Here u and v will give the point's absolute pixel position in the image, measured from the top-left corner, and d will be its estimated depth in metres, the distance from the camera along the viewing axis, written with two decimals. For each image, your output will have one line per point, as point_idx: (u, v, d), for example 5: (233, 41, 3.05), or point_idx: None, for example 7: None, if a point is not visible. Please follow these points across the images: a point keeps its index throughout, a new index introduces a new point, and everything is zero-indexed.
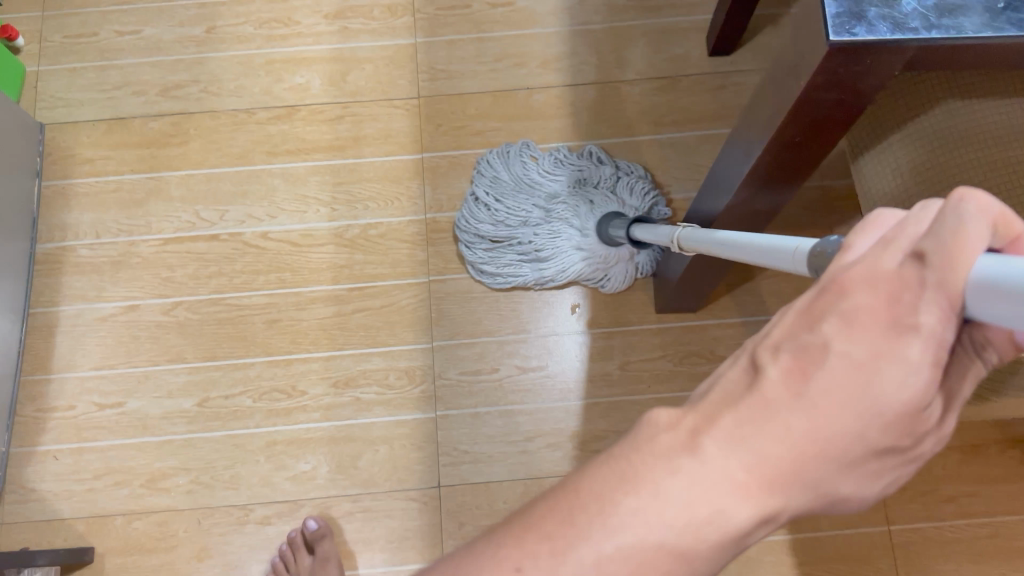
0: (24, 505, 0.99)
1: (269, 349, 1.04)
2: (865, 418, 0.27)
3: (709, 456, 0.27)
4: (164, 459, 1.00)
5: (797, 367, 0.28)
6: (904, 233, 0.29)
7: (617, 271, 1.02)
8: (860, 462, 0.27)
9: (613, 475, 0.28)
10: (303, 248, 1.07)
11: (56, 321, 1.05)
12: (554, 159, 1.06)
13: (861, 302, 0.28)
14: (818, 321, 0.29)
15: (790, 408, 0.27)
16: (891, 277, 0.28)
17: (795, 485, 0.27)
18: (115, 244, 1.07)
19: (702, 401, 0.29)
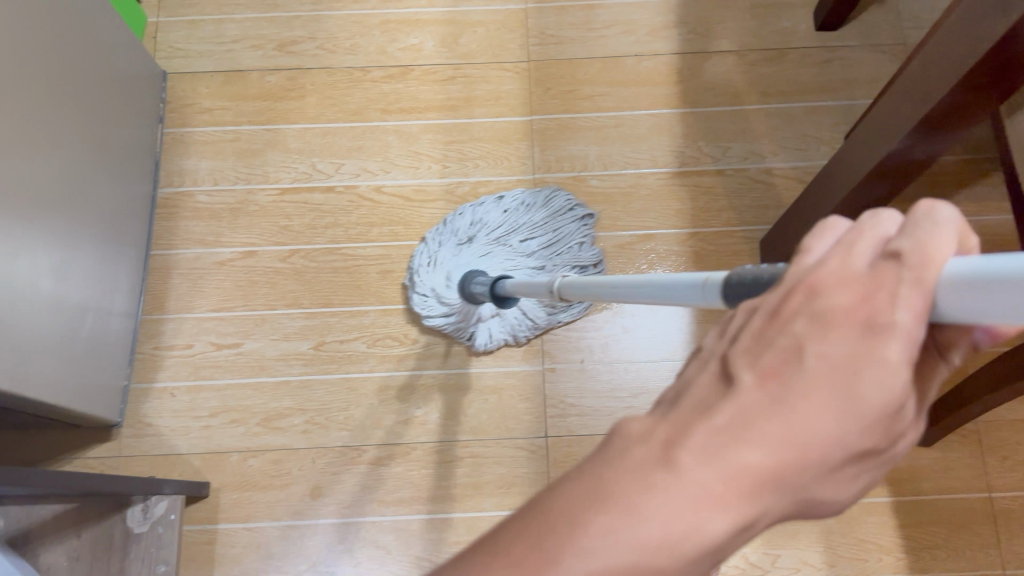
0: (140, 440, 1.01)
1: (383, 298, 1.07)
2: (848, 420, 0.25)
3: (682, 470, 0.25)
4: (279, 399, 1.03)
5: (770, 373, 0.26)
6: (866, 235, 0.27)
7: (477, 329, 1.03)
8: (839, 469, 0.26)
9: (582, 495, 0.26)
10: (415, 202, 1.10)
11: (173, 263, 1.08)
12: (566, 236, 1.05)
13: (837, 300, 0.26)
14: (789, 322, 0.27)
15: (768, 415, 0.25)
16: (865, 275, 0.26)
17: (773, 496, 0.25)
18: (233, 191, 1.10)
19: (672, 413, 0.27)
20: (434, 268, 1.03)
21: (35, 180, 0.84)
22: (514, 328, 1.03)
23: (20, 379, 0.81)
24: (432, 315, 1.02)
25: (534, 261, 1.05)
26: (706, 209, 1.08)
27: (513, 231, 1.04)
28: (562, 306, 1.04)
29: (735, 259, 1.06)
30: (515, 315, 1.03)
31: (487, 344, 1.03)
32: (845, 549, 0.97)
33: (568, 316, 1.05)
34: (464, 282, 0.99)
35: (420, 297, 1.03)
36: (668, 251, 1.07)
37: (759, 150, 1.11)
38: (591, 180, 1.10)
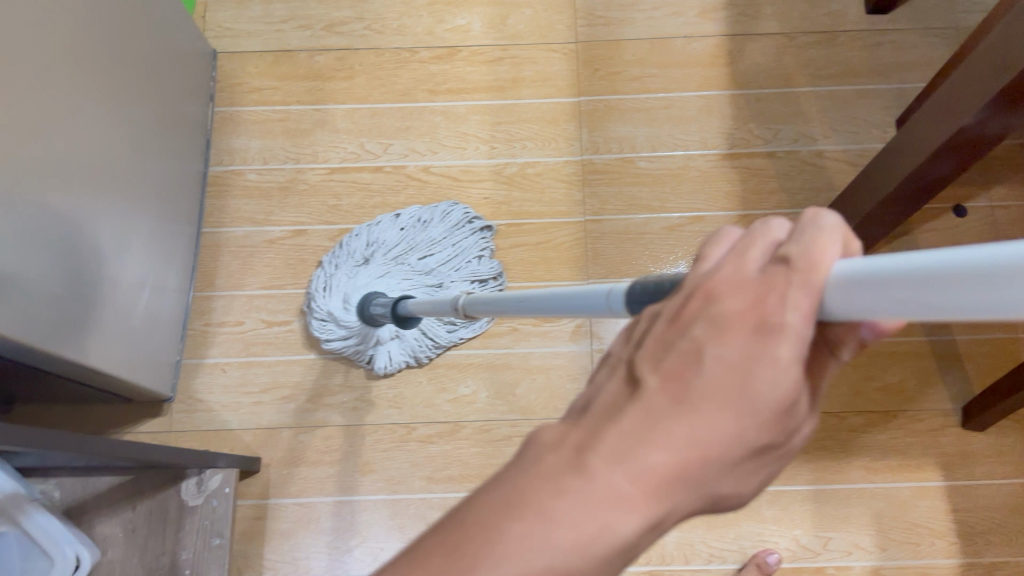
0: (192, 415, 1.02)
1: None
2: (741, 416, 0.30)
3: (596, 470, 0.30)
4: (330, 376, 1.04)
5: (673, 378, 0.31)
6: (756, 245, 0.33)
7: (377, 351, 1.02)
8: (735, 462, 0.31)
9: (504, 503, 0.30)
10: (463, 183, 1.10)
11: (223, 241, 1.09)
12: (462, 250, 1.05)
13: (728, 308, 0.31)
14: (689, 329, 0.32)
15: (671, 416, 0.30)
16: (756, 282, 0.31)
17: (677, 489, 0.30)
18: (283, 170, 1.11)
19: (586, 420, 0.32)
20: (330, 293, 1.01)
21: (97, 153, 0.86)
22: (415, 349, 1.02)
23: (77, 347, 0.82)
24: (331, 338, 1.01)
25: (433, 278, 1.04)
26: (756, 191, 1.08)
27: (410, 249, 1.04)
28: (457, 324, 1.03)
29: None
30: (416, 336, 1.02)
31: (388, 367, 1.02)
32: (897, 533, 0.96)
33: (467, 333, 1.03)
34: (363, 304, 0.98)
35: (318, 321, 1.01)
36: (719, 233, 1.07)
37: (809, 133, 1.10)
38: (639, 161, 1.10)
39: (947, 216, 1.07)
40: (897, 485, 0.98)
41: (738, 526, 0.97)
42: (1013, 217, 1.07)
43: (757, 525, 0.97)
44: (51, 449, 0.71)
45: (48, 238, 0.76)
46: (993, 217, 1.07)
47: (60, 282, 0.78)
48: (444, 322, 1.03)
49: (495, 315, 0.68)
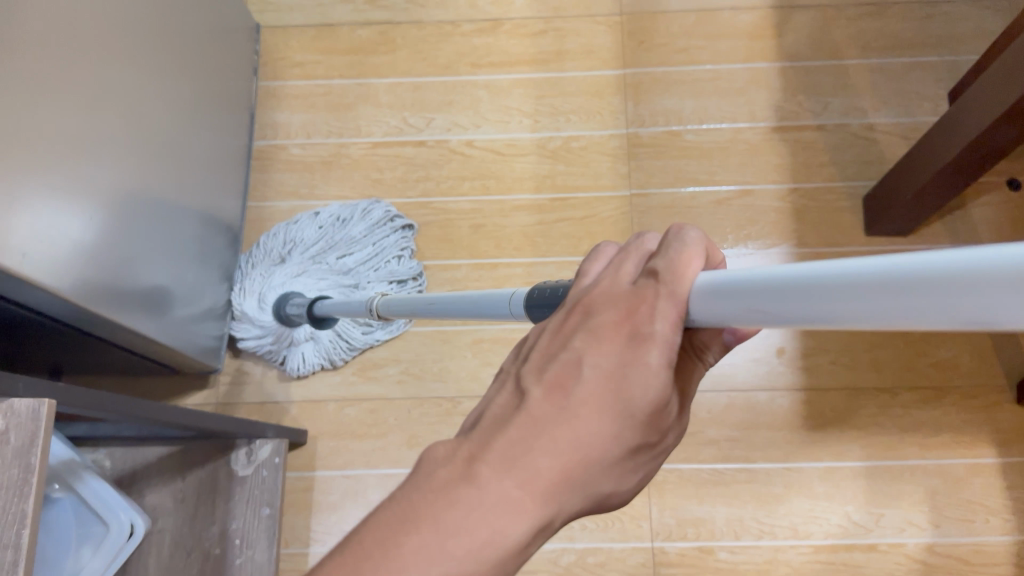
0: (239, 387, 1.03)
1: (475, 253, 1.06)
2: (617, 418, 0.37)
3: (487, 478, 0.36)
4: (375, 350, 1.03)
5: (558, 389, 0.38)
6: (627, 263, 0.41)
7: (291, 352, 1.01)
8: (615, 462, 0.37)
9: (407, 515, 0.36)
10: (506, 156, 1.09)
11: (268, 215, 1.09)
12: (381, 250, 1.03)
13: (604, 322, 0.39)
14: (573, 346, 0.39)
15: (556, 422, 0.37)
16: (627, 296, 0.39)
17: (562, 492, 0.36)
18: (327, 145, 1.10)
19: (481, 430, 0.39)
20: (245, 291, 1.00)
21: (153, 124, 0.86)
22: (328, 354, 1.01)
23: (126, 316, 0.82)
24: (246, 337, 1.01)
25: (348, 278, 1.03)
26: (806, 164, 1.06)
27: (328, 249, 1.03)
28: (370, 328, 1.02)
29: (834, 216, 1.04)
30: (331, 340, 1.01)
31: (300, 370, 1.01)
32: (951, 510, 0.95)
33: (382, 336, 1.02)
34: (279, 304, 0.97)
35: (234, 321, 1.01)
36: (767, 207, 1.05)
37: (860, 105, 1.08)
38: (686, 135, 1.09)
39: (1001, 189, 1.04)
40: (951, 462, 0.96)
41: (788, 502, 0.96)
42: None
43: (808, 501, 0.96)
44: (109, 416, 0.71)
45: (106, 205, 0.77)
46: None
47: (113, 251, 0.79)
48: (359, 324, 1.01)
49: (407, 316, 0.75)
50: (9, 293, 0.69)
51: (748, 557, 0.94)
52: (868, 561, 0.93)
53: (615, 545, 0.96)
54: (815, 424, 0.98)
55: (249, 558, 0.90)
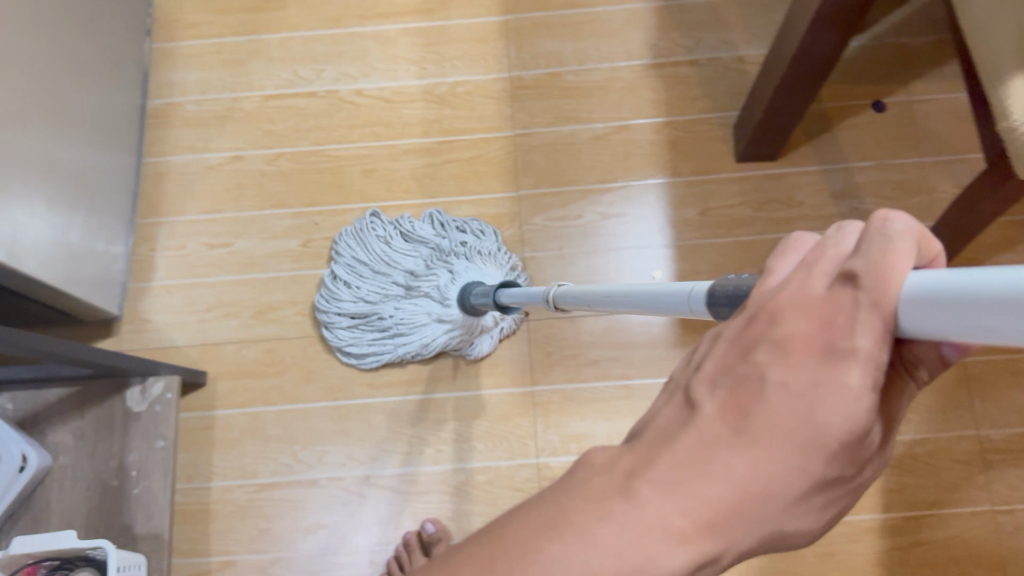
0: (141, 335, 1.06)
1: (367, 197, 1.09)
2: (808, 448, 0.26)
3: (645, 499, 0.26)
4: (271, 293, 1.06)
5: (732, 403, 0.27)
6: (826, 256, 0.28)
7: (479, 338, 1.02)
8: (803, 499, 0.26)
9: (547, 519, 0.27)
10: (395, 103, 1.12)
11: (166, 169, 1.12)
12: (388, 235, 1.05)
13: (795, 329, 0.27)
14: (752, 353, 0.28)
15: (730, 446, 0.26)
16: (823, 301, 0.27)
17: (735, 528, 0.26)
18: (220, 100, 1.14)
19: (638, 441, 0.29)
20: (400, 334, 1.01)
21: (45, 78, 0.89)
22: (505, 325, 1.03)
23: (40, 264, 0.86)
24: (438, 341, 1.00)
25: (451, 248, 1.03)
26: (680, 99, 1.11)
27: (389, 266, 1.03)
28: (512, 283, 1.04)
29: (707, 146, 1.09)
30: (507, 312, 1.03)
31: (493, 346, 1.03)
32: None
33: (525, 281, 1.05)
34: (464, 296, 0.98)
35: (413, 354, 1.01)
36: (644, 140, 1.10)
37: (731, 40, 1.13)
38: (567, 75, 1.13)
39: (866, 112, 1.09)
40: None
41: None
42: (931, 109, 1.09)
43: None
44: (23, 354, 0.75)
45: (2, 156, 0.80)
46: (911, 110, 1.09)
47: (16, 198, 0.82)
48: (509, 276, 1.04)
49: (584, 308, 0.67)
50: None
51: None
52: None
53: (503, 463, 1.01)
54: (689, 337, 1.04)
55: (145, 488, 0.94)
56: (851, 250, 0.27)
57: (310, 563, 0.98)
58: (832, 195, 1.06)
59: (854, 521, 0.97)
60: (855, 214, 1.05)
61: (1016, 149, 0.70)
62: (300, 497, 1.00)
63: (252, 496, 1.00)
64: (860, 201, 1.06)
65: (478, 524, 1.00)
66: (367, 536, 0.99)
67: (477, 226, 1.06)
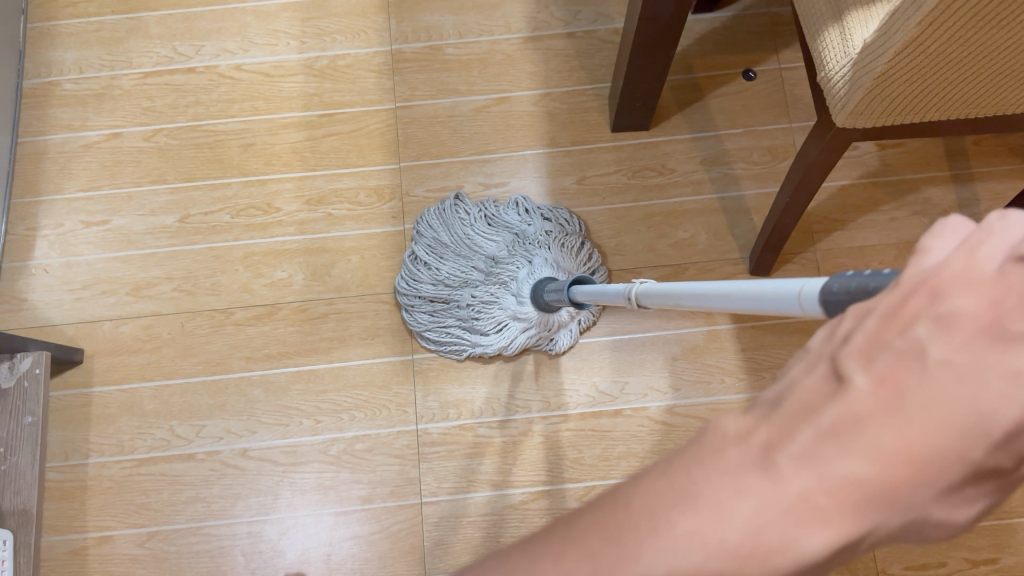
0: (17, 314, 1.05)
1: (245, 171, 1.10)
2: (973, 436, 0.20)
3: (785, 478, 0.20)
4: (148, 270, 1.06)
5: (892, 375, 0.21)
6: (995, 237, 0.21)
7: (558, 333, 1.02)
8: (967, 496, 0.20)
9: (661, 492, 0.21)
10: (274, 78, 1.13)
11: (44, 148, 1.11)
12: (474, 219, 1.06)
13: (964, 304, 0.21)
14: (910, 322, 0.21)
15: (889, 423, 0.20)
16: (997, 281, 0.21)
17: (882, 517, 0.20)
18: (97, 78, 1.13)
19: (771, 405, 0.21)
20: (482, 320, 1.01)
21: None
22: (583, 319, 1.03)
23: None
24: (517, 339, 1.01)
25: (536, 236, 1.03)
26: (558, 70, 1.13)
27: (473, 252, 1.04)
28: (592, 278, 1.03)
29: (584, 116, 1.11)
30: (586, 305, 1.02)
31: (573, 341, 1.03)
32: (690, 374, 1.02)
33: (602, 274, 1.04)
34: (537, 294, 0.97)
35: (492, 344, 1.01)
36: (523, 111, 1.12)
37: (607, 12, 1.14)
38: (446, 48, 1.14)
39: (738, 80, 1.12)
40: (690, 332, 1.03)
41: (542, 378, 1.03)
42: (800, 77, 1.12)
43: (560, 375, 1.03)
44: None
45: None
46: (781, 78, 1.12)
47: None
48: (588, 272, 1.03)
49: (657, 305, 0.62)
50: None
51: (504, 430, 1.02)
52: (613, 424, 1.01)
53: (382, 431, 1.01)
54: None
55: (12, 464, 0.93)
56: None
57: (188, 535, 0.99)
58: (704, 162, 1.08)
59: None
60: (724, 179, 1.08)
61: (832, 98, 0.69)
62: (177, 471, 1.00)
63: (129, 472, 1.00)
64: (731, 166, 1.08)
65: (358, 493, 1.00)
66: (245, 507, 0.99)
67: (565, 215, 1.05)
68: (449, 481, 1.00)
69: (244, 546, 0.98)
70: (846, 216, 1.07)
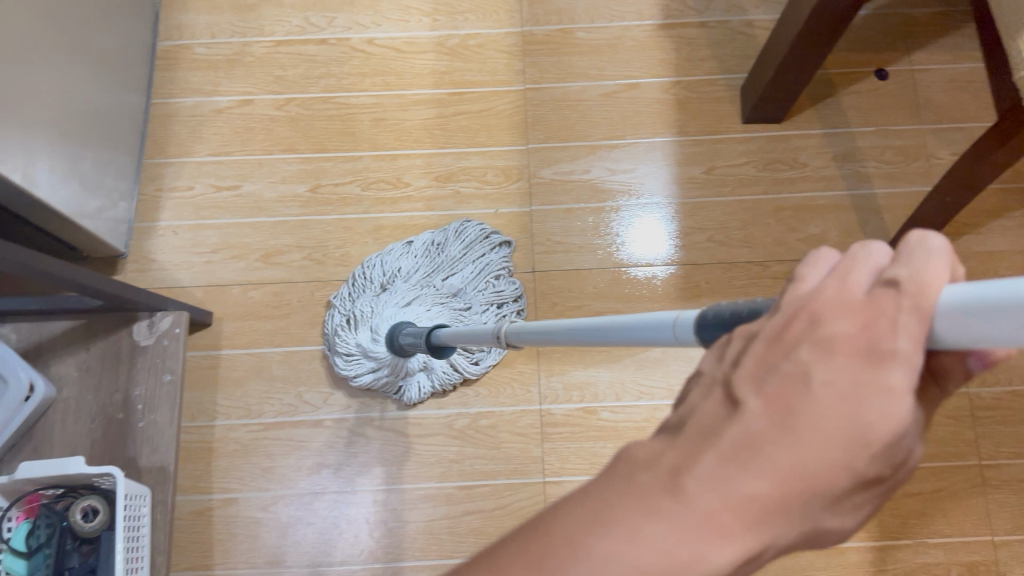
0: (145, 273, 1.05)
1: (376, 145, 1.10)
2: (846, 447, 0.26)
3: (690, 498, 0.27)
4: (278, 237, 1.07)
5: (779, 400, 0.28)
6: (860, 266, 0.28)
7: (406, 382, 1.01)
8: (841, 493, 0.27)
9: (592, 516, 0.28)
10: (406, 54, 1.14)
11: (173, 111, 1.12)
12: (484, 268, 1.04)
13: (837, 330, 0.27)
14: (793, 349, 0.28)
15: (777, 442, 0.27)
16: (864, 304, 0.27)
17: (779, 521, 0.27)
18: (229, 43, 1.14)
19: (682, 436, 0.29)
20: (359, 325, 0.99)
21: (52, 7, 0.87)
22: (439, 378, 1.00)
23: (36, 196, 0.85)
24: (360, 373, 0.99)
25: (460, 301, 1.02)
26: (689, 59, 1.13)
27: (434, 271, 1.03)
28: (482, 352, 1.02)
29: (715, 105, 1.11)
30: (443, 363, 1.01)
31: (417, 397, 1.01)
32: None
33: (494, 359, 1.02)
34: (392, 334, 0.96)
35: (344, 357, 0.99)
36: (654, 98, 1.12)
37: (741, 4, 1.15)
38: (578, 32, 1.15)
39: (870, 79, 1.12)
40: None
41: (666, 365, 1.04)
42: (932, 79, 1.12)
43: (685, 364, 1.04)
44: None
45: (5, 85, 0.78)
46: (913, 79, 1.12)
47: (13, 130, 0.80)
48: (468, 353, 1.01)
49: (538, 342, 0.64)
50: None
51: (628, 416, 1.02)
52: None
53: (505, 410, 1.02)
54: (691, 295, 1.04)
55: (151, 421, 0.93)
56: (884, 268, 0.28)
57: (312, 501, 0.99)
58: (835, 158, 1.09)
59: None
60: (856, 177, 1.08)
61: None
62: (304, 437, 1.01)
63: (256, 435, 1.01)
64: (862, 164, 1.09)
65: (482, 468, 1.00)
66: (370, 476, 1.00)
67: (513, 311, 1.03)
68: (573, 463, 1.01)
69: (368, 513, 0.99)
70: (973, 221, 1.07)
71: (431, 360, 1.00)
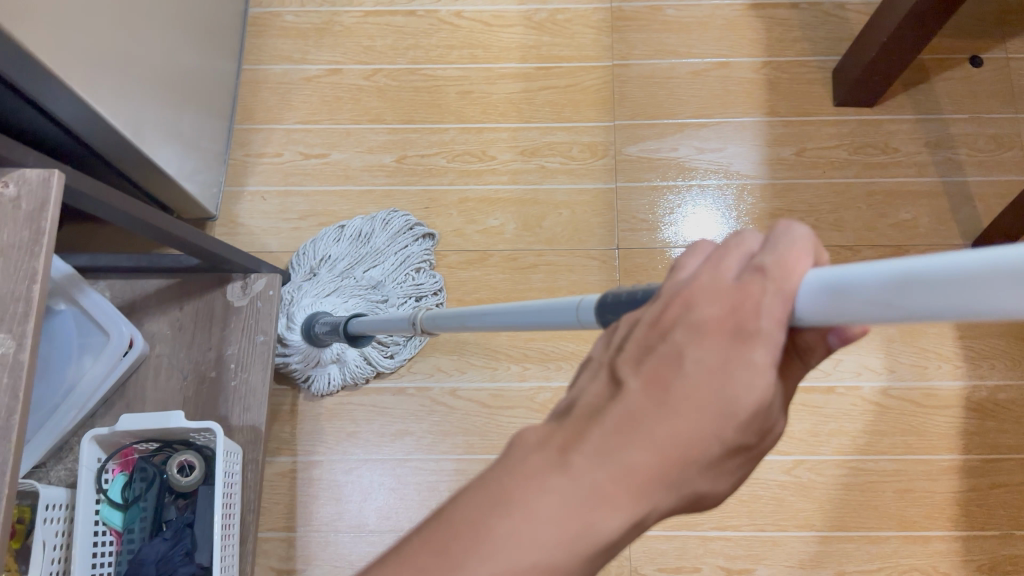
0: (233, 237, 1.06)
1: (462, 118, 1.10)
2: (718, 419, 0.28)
3: (577, 473, 0.28)
4: (365, 207, 1.07)
5: (656, 378, 0.30)
6: (732, 252, 0.31)
7: (317, 372, 1.00)
8: (715, 462, 0.29)
9: (489, 498, 0.29)
10: (494, 27, 1.15)
11: (262, 77, 1.13)
12: (406, 260, 1.03)
13: (707, 312, 0.29)
14: (670, 332, 0.30)
15: (655, 417, 0.29)
16: (732, 287, 0.29)
17: (659, 491, 0.28)
18: (319, 13, 1.16)
19: (569, 418, 0.31)
20: None
21: None
22: (352, 372, 1.00)
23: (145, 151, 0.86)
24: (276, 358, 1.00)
25: (378, 293, 1.02)
26: (779, 40, 1.12)
27: (356, 263, 1.03)
28: (397, 345, 1.02)
29: (805, 87, 1.10)
30: (356, 355, 1.00)
31: (328, 388, 1.01)
32: (906, 357, 1.02)
33: (409, 352, 1.02)
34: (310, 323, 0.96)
35: None
36: (743, 77, 1.11)
37: None
38: (667, 10, 1.15)
39: (964, 66, 1.10)
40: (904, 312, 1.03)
41: None
42: None
43: None
44: (106, 217, 0.75)
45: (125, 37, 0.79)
46: (1008, 67, 1.10)
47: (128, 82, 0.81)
48: (382, 347, 1.01)
49: (455, 328, 0.67)
50: (39, 99, 0.72)
51: None
52: (823, 399, 1.01)
53: None
54: None
55: (243, 380, 0.94)
56: (752, 253, 0.30)
57: (394, 466, 1.00)
58: (927, 145, 1.07)
59: (935, 461, 0.99)
60: (948, 164, 1.07)
61: None
62: (388, 403, 1.02)
63: (340, 401, 1.02)
64: (954, 151, 1.07)
65: None
66: (452, 445, 1.00)
67: (432, 303, 1.02)
68: None
69: (450, 483, 0.99)
70: None
71: (345, 352, 1.00)
